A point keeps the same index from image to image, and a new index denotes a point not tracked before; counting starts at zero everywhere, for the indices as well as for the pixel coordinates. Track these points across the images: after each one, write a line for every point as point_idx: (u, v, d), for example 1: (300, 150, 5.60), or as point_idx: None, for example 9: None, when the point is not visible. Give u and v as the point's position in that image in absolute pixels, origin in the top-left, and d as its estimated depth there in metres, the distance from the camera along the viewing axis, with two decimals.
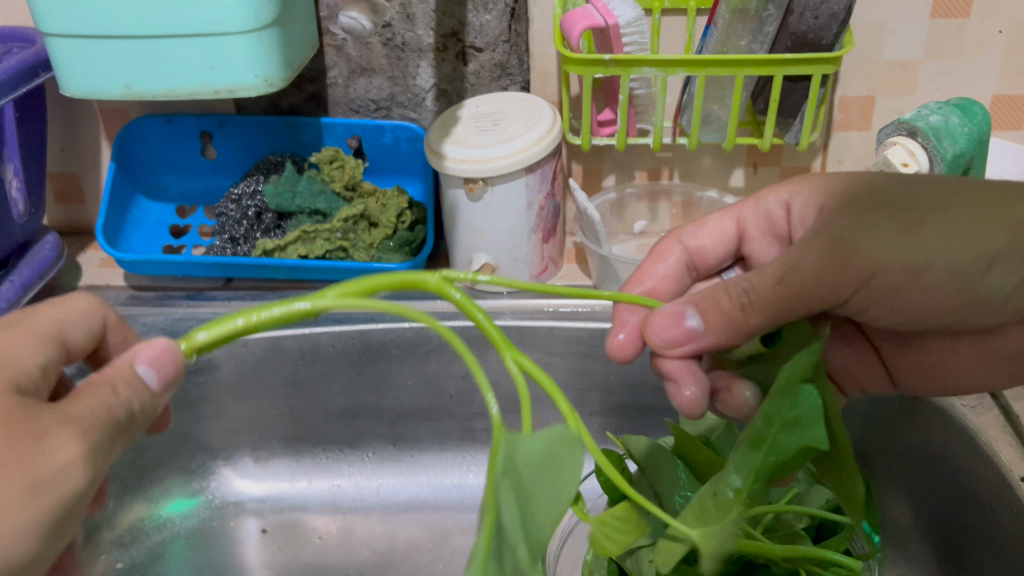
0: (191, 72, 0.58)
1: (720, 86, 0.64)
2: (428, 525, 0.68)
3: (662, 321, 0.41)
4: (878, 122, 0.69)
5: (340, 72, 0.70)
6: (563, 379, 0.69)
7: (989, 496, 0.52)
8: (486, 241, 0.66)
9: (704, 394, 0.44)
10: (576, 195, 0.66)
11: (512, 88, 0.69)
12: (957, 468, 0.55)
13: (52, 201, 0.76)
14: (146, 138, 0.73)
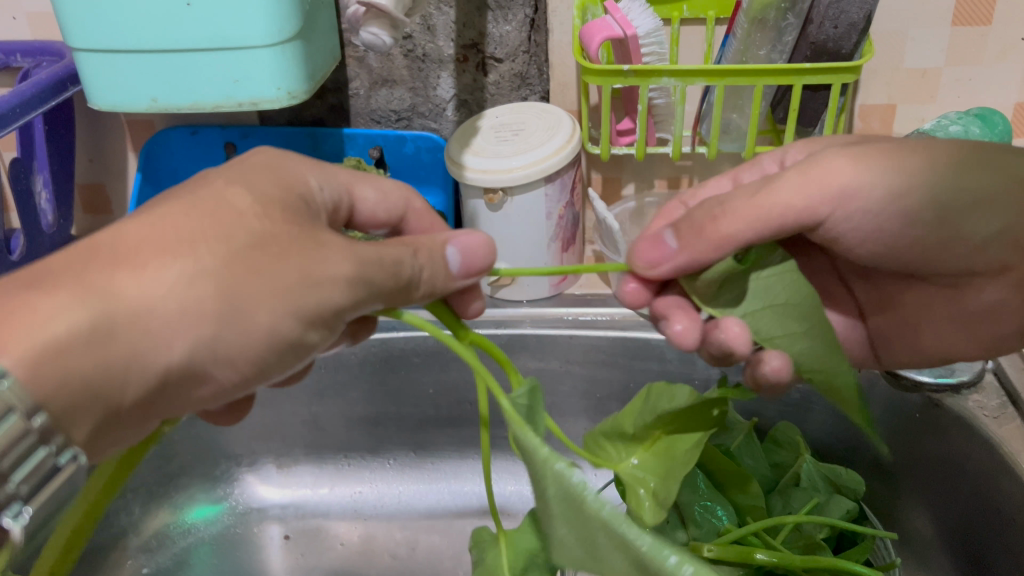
0: (216, 85, 0.59)
1: (739, 95, 0.64)
2: (448, 532, 0.69)
3: (645, 245, 0.43)
4: (898, 130, 0.68)
5: (361, 83, 0.71)
6: (582, 388, 0.69)
7: (1010, 508, 0.51)
8: (505, 250, 0.67)
9: (696, 331, 0.45)
10: (595, 204, 0.67)
11: (532, 97, 0.70)
12: (978, 479, 0.54)
13: (80, 211, 0.78)
14: (171, 149, 0.74)
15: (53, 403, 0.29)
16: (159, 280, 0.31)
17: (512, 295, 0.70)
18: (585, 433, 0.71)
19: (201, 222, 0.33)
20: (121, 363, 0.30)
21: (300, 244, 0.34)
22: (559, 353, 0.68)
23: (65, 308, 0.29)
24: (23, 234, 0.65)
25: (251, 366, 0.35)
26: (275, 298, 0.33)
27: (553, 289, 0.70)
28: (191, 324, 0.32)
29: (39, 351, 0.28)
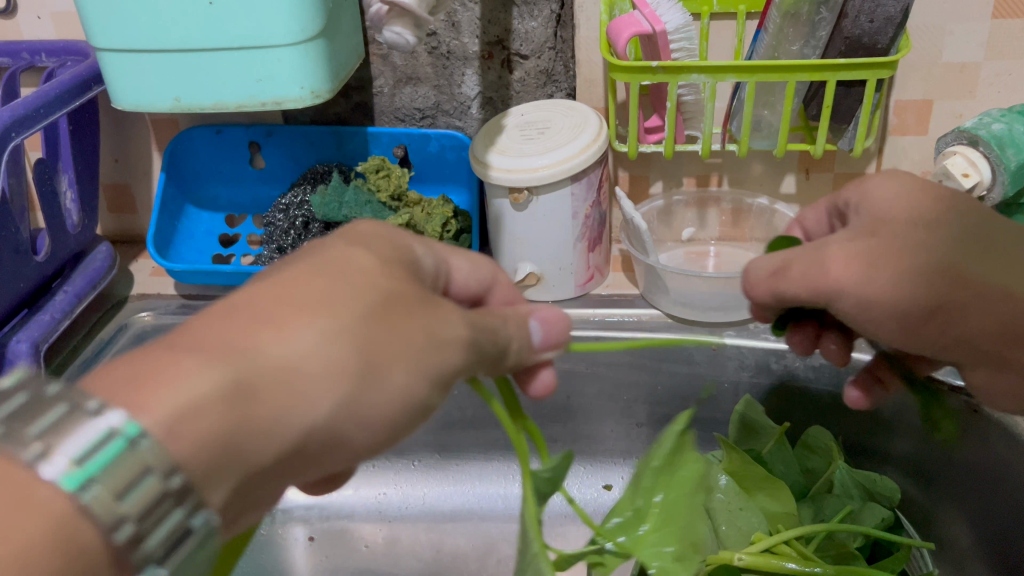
0: (239, 84, 0.59)
1: (771, 91, 0.63)
2: (473, 535, 0.68)
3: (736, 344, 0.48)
4: (935, 126, 0.66)
5: (385, 81, 0.70)
6: (609, 390, 0.68)
7: None
8: (531, 251, 0.66)
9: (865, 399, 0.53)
10: (623, 204, 0.65)
11: (558, 95, 0.69)
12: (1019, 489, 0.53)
13: (105, 210, 0.78)
14: (195, 148, 0.73)
15: (191, 465, 0.24)
16: (298, 338, 0.27)
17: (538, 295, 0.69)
18: (612, 436, 0.70)
19: (333, 284, 0.29)
20: (264, 427, 0.26)
21: (421, 304, 0.31)
22: (585, 355, 0.67)
23: (201, 369, 0.25)
24: (48, 234, 0.65)
25: (387, 427, 0.30)
26: (409, 359, 0.30)
27: (578, 288, 0.69)
28: (334, 376, 0.28)
29: (178, 415, 0.24)
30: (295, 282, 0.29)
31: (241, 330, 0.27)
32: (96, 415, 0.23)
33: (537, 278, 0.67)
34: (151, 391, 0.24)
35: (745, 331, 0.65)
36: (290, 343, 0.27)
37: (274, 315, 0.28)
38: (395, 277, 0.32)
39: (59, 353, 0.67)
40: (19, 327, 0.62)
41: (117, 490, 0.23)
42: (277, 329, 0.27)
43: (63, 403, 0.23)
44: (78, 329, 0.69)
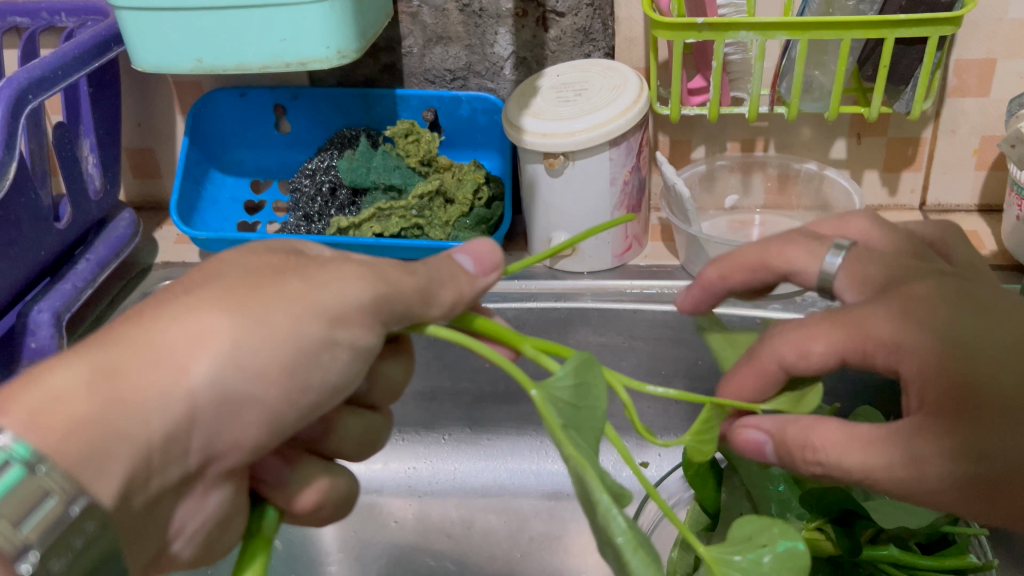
0: (262, 44, 0.56)
1: (823, 50, 0.59)
2: (505, 512, 0.66)
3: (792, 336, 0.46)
4: (998, 88, 0.62)
5: (415, 41, 0.67)
6: (647, 364, 0.65)
7: None
8: (566, 220, 0.63)
9: None
10: (663, 169, 0.62)
11: (595, 54, 0.65)
12: None
13: (129, 175, 0.76)
14: (220, 111, 0.71)
15: (68, 455, 0.27)
16: (164, 323, 0.30)
17: (573, 266, 0.66)
18: (649, 412, 0.68)
19: (203, 277, 0.32)
20: (137, 408, 0.28)
21: (298, 264, 0.33)
22: (623, 328, 0.64)
23: (64, 367, 0.28)
24: (69, 200, 0.63)
25: (286, 384, 0.32)
26: (285, 303, 0.32)
27: (616, 259, 0.66)
28: (200, 344, 0.30)
29: (39, 409, 0.26)
30: (184, 282, 0.32)
31: (118, 330, 0.30)
32: None
33: (572, 247, 0.64)
34: (13, 395, 0.27)
35: (792, 305, 0.61)
36: (165, 324, 0.30)
37: (148, 310, 0.30)
38: (265, 254, 0.34)
39: (82, 322, 0.65)
40: (41, 296, 0.61)
41: (15, 520, 0.25)
42: (147, 322, 0.30)
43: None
44: (101, 298, 0.67)
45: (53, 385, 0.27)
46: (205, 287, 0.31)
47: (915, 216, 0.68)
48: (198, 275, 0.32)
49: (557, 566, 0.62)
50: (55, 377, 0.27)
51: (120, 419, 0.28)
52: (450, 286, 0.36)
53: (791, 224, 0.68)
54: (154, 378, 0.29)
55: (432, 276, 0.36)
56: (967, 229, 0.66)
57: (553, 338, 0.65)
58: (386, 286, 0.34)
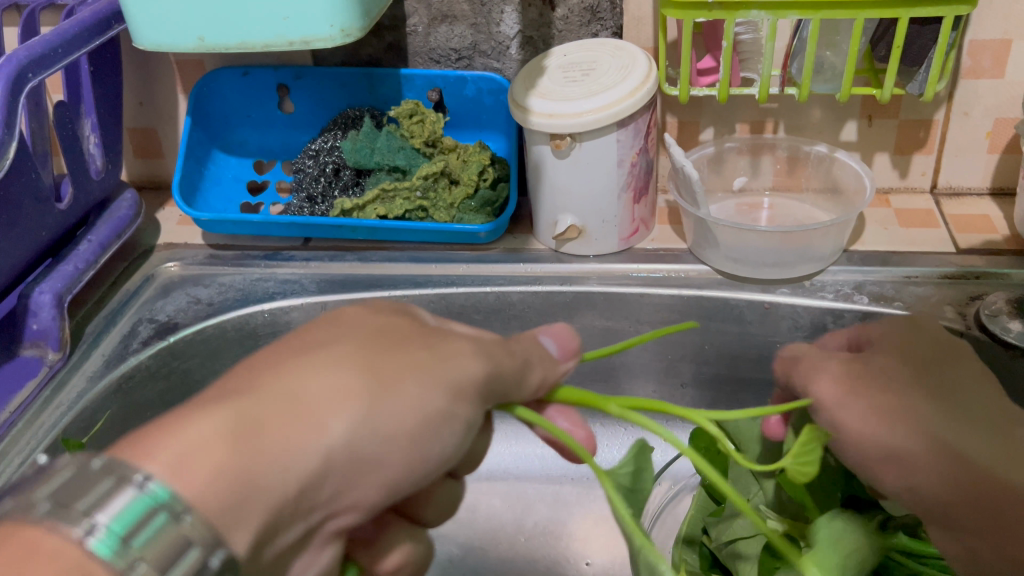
0: (266, 23, 0.55)
1: (835, 30, 0.58)
2: (509, 496, 0.66)
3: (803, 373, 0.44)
4: (1013, 69, 0.61)
5: (420, 20, 0.66)
6: (653, 348, 0.65)
7: None
8: (572, 203, 0.62)
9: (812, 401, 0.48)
10: (672, 151, 0.61)
11: (603, 34, 0.64)
12: None
13: (131, 155, 0.75)
14: (222, 90, 0.70)
15: (205, 505, 0.26)
16: (300, 375, 0.29)
17: (578, 249, 0.65)
18: (655, 396, 0.67)
19: (329, 334, 0.32)
20: (279, 457, 0.27)
21: (423, 337, 0.33)
22: (628, 312, 0.64)
23: (203, 415, 0.27)
24: (70, 180, 0.62)
25: (410, 450, 0.30)
26: (416, 371, 0.31)
27: (622, 243, 0.65)
28: (340, 401, 0.29)
29: (181, 453, 0.26)
30: (307, 338, 0.32)
31: (257, 383, 0.29)
32: (125, 478, 0.25)
33: (578, 230, 0.64)
34: (154, 441, 0.26)
35: (800, 290, 0.61)
36: (305, 380, 0.29)
37: (281, 363, 0.30)
38: (386, 318, 0.34)
39: (83, 303, 0.65)
40: (42, 277, 0.60)
41: (161, 566, 0.25)
42: (281, 374, 0.29)
43: (108, 477, 0.25)
44: (103, 279, 0.67)
45: (196, 432, 0.26)
46: (334, 344, 0.31)
47: (926, 200, 0.67)
48: (323, 329, 0.32)
49: (562, 550, 0.62)
50: (196, 423, 0.27)
51: (275, 469, 0.27)
52: (540, 368, 0.37)
53: (800, 208, 0.67)
54: (297, 436, 0.28)
55: (495, 356, 0.34)
56: (979, 213, 0.65)
57: (558, 322, 0.65)
58: (493, 363, 0.34)
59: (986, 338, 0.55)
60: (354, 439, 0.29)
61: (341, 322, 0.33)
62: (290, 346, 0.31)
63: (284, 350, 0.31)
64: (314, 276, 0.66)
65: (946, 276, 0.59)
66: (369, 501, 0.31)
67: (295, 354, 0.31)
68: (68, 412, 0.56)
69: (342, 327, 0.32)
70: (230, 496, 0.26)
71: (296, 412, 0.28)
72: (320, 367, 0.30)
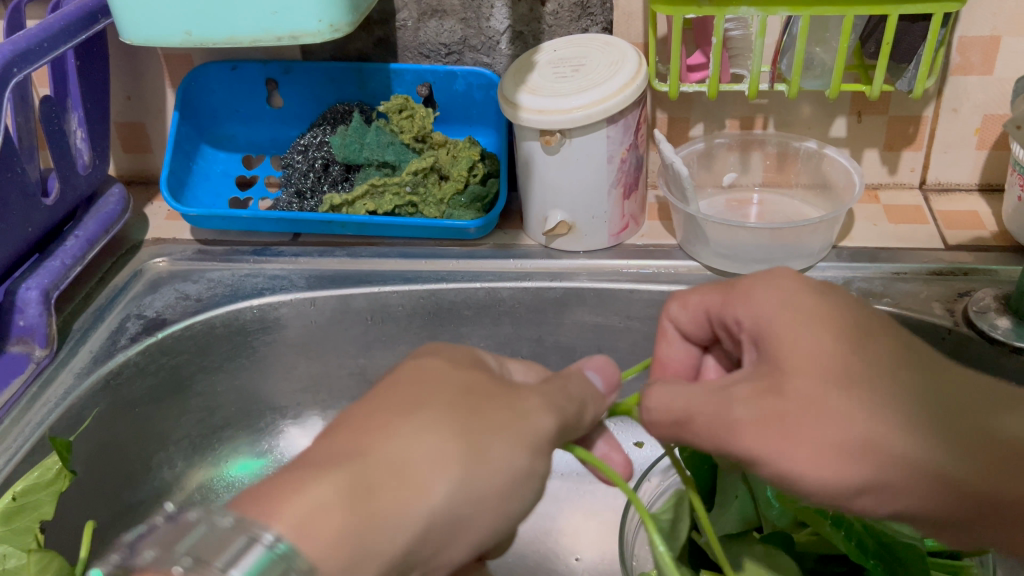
0: (253, 18, 0.55)
1: (825, 26, 0.58)
2: None
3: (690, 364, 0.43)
4: (1002, 67, 0.61)
5: (409, 14, 0.65)
6: (643, 344, 0.65)
7: None
8: (563, 199, 0.62)
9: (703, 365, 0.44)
10: (661, 147, 0.61)
11: (593, 29, 0.64)
12: None
13: (119, 149, 0.75)
14: (210, 85, 0.70)
15: (325, 565, 0.27)
16: (402, 439, 0.30)
17: (569, 245, 0.65)
18: None
19: (420, 389, 0.32)
20: (389, 521, 0.28)
21: (502, 396, 0.33)
22: (618, 308, 0.63)
23: (320, 479, 0.28)
24: (57, 175, 0.62)
25: (500, 508, 0.31)
26: (505, 434, 0.31)
27: (612, 238, 0.65)
28: (441, 465, 0.29)
29: (306, 515, 0.27)
30: (399, 393, 0.32)
31: (358, 442, 0.30)
32: (254, 537, 0.26)
33: (568, 226, 0.64)
34: (282, 498, 0.27)
35: None
36: (408, 441, 0.30)
37: (381, 419, 0.31)
38: (467, 372, 0.34)
39: (71, 298, 0.64)
40: (29, 273, 0.60)
41: None
42: (384, 433, 0.30)
43: (241, 535, 0.27)
44: (91, 274, 0.66)
45: (321, 496, 0.27)
46: (429, 401, 0.31)
47: (915, 196, 0.68)
48: (412, 383, 0.32)
49: (552, 545, 0.62)
50: (319, 488, 0.28)
51: (387, 534, 0.28)
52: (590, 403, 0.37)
53: (789, 203, 0.67)
54: (403, 499, 0.29)
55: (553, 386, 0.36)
56: (968, 210, 0.65)
57: (549, 318, 0.65)
58: (562, 413, 0.34)
59: (974, 334, 0.55)
60: (454, 501, 0.30)
61: (428, 372, 0.33)
62: (379, 396, 0.32)
63: (378, 401, 0.32)
64: (302, 271, 0.66)
65: (935, 274, 0.60)
66: (455, 560, 0.32)
67: (397, 409, 0.31)
68: (56, 408, 0.55)
69: (429, 384, 0.32)
70: (345, 559, 0.27)
71: (404, 474, 0.29)
72: (421, 427, 0.30)
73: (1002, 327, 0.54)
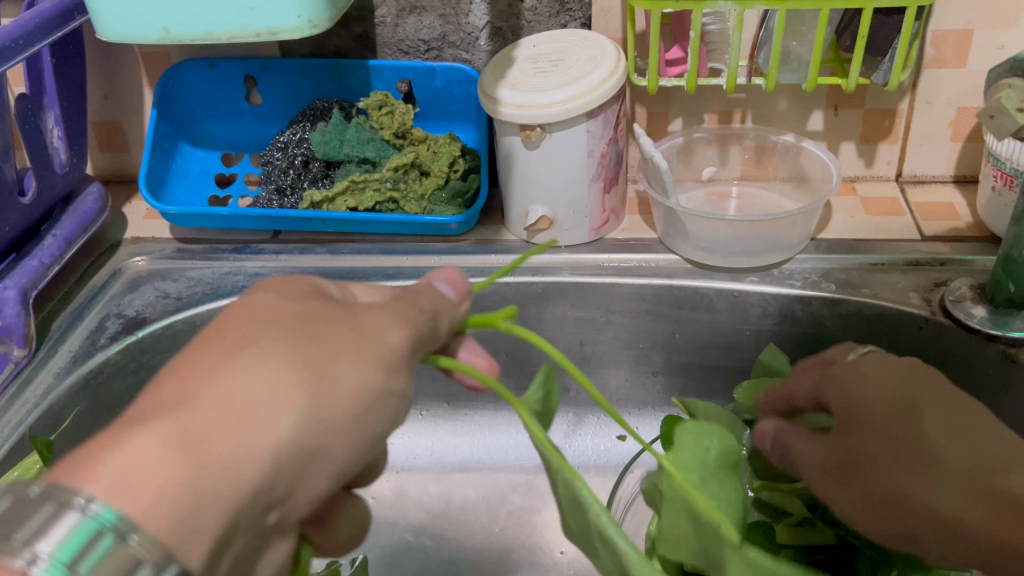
0: (232, 14, 0.55)
1: (801, 20, 0.58)
2: (483, 486, 0.66)
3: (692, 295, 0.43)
4: (974, 60, 0.62)
5: (388, 11, 0.65)
6: (625, 338, 0.65)
7: None
8: (543, 193, 0.62)
9: None
10: (640, 141, 0.62)
11: (572, 25, 0.64)
12: None
13: (97, 149, 0.74)
14: (188, 83, 0.69)
15: (151, 523, 0.24)
16: (231, 378, 0.27)
17: (550, 240, 0.65)
18: (626, 385, 0.67)
19: (250, 322, 0.29)
20: (223, 467, 0.26)
21: (342, 314, 0.31)
22: (601, 303, 0.64)
23: (138, 433, 0.25)
24: (34, 174, 0.61)
25: (352, 433, 0.29)
26: (348, 355, 0.29)
27: (593, 233, 0.66)
28: (280, 399, 0.27)
29: (121, 471, 0.24)
30: (223, 328, 0.29)
31: (174, 389, 0.27)
32: (67, 503, 0.24)
33: (549, 221, 0.64)
34: (96, 459, 0.24)
35: (770, 278, 0.61)
36: (243, 380, 0.27)
37: (205, 356, 0.28)
38: (304, 299, 0.31)
39: (49, 298, 0.64)
40: (5, 273, 0.59)
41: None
42: (203, 375, 0.27)
43: (49, 504, 0.24)
44: (69, 274, 0.66)
45: (136, 449, 0.25)
46: (252, 332, 0.29)
47: (891, 188, 0.68)
48: (235, 314, 0.30)
49: (537, 538, 0.62)
50: (136, 443, 0.25)
51: (223, 485, 0.26)
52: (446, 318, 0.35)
53: (768, 197, 0.68)
54: (231, 446, 0.26)
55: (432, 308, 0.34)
56: (943, 201, 0.66)
57: (530, 313, 0.65)
58: (416, 327, 0.32)
59: (950, 323, 0.56)
60: (303, 432, 0.27)
61: (266, 298, 0.31)
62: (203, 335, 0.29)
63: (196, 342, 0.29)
64: (283, 269, 0.65)
65: (912, 264, 0.60)
66: (320, 493, 0.30)
67: (222, 347, 0.28)
68: (35, 408, 0.55)
69: (248, 312, 0.30)
70: (174, 517, 0.24)
71: (237, 413, 0.26)
72: (262, 362, 0.28)
73: (978, 316, 0.55)
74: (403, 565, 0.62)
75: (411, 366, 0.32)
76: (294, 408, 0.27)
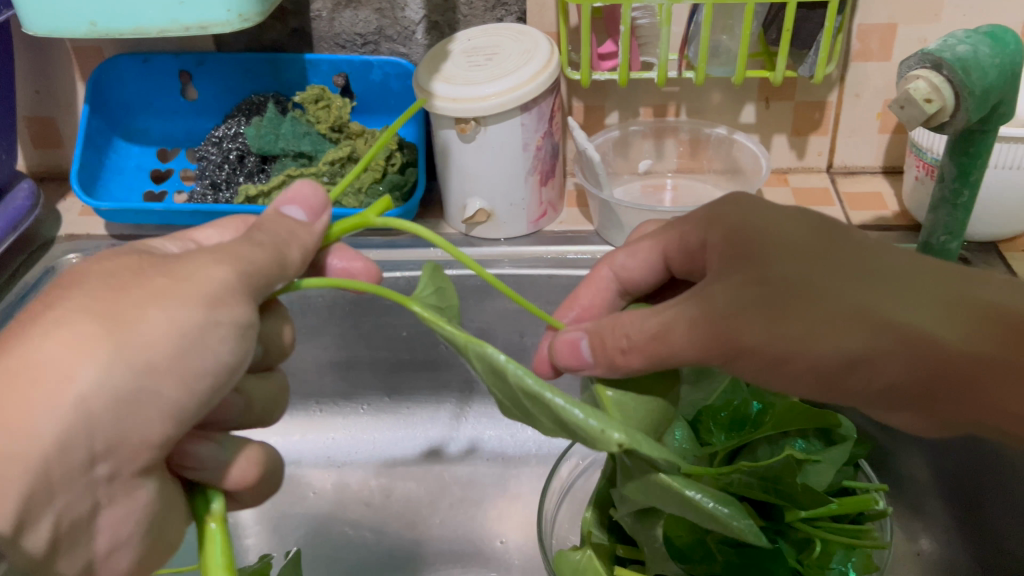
0: (160, 8, 0.54)
1: (730, 14, 0.59)
2: (424, 478, 0.66)
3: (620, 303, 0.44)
4: (898, 53, 0.63)
5: (323, 5, 0.65)
6: None
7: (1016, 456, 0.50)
8: (481, 186, 0.63)
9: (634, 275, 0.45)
10: (575, 134, 0.62)
11: (508, 19, 0.65)
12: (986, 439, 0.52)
13: (30, 145, 0.73)
14: (122, 78, 0.69)
15: None
16: (42, 340, 0.29)
17: (488, 233, 0.66)
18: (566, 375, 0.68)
19: (71, 283, 0.31)
20: (24, 425, 0.28)
21: (159, 264, 0.33)
22: (540, 294, 0.65)
23: None
24: None
25: (178, 366, 0.31)
26: (159, 300, 0.31)
27: (531, 226, 0.66)
28: (83, 351, 0.29)
29: None
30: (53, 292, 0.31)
31: None
32: None
33: (487, 214, 0.64)
34: None
35: None
36: (47, 342, 0.29)
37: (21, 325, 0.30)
38: (125, 256, 0.33)
39: None
40: None
41: None
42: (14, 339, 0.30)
43: None
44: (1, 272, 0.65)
45: None
46: (70, 294, 0.31)
47: (822, 178, 0.70)
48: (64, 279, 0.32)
49: (478, 528, 0.63)
50: None
51: (24, 441, 0.28)
52: (295, 245, 0.37)
53: (703, 188, 0.69)
54: (31, 405, 0.28)
55: (276, 240, 0.36)
56: (872, 191, 0.68)
57: (469, 306, 0.65)
58: (245, 262, 0.33)
59: None
60: (110, 380, 0.29)
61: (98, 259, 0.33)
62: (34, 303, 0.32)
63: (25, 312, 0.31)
64: None
65: None
66: (157, 437, 0.31)
67: (39, 311, 0.30)
68: None
69: (71, 276, 0.32)
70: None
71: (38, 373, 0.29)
72: (64, 324, 0.30)
73: None
74: (342, 555, 0.62)
75: (247, 300, 0.33)
76: (97, 355, 0.29)
